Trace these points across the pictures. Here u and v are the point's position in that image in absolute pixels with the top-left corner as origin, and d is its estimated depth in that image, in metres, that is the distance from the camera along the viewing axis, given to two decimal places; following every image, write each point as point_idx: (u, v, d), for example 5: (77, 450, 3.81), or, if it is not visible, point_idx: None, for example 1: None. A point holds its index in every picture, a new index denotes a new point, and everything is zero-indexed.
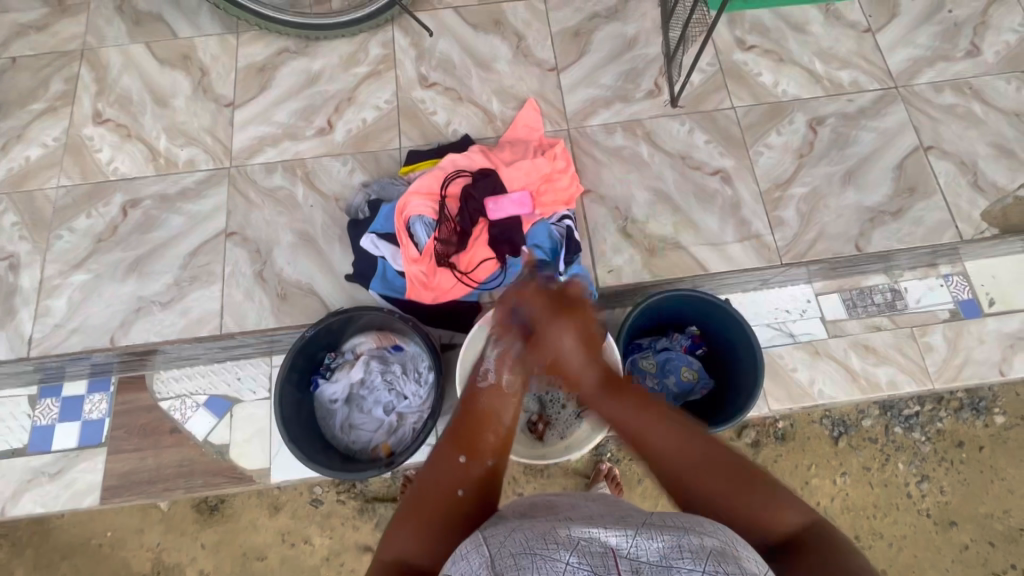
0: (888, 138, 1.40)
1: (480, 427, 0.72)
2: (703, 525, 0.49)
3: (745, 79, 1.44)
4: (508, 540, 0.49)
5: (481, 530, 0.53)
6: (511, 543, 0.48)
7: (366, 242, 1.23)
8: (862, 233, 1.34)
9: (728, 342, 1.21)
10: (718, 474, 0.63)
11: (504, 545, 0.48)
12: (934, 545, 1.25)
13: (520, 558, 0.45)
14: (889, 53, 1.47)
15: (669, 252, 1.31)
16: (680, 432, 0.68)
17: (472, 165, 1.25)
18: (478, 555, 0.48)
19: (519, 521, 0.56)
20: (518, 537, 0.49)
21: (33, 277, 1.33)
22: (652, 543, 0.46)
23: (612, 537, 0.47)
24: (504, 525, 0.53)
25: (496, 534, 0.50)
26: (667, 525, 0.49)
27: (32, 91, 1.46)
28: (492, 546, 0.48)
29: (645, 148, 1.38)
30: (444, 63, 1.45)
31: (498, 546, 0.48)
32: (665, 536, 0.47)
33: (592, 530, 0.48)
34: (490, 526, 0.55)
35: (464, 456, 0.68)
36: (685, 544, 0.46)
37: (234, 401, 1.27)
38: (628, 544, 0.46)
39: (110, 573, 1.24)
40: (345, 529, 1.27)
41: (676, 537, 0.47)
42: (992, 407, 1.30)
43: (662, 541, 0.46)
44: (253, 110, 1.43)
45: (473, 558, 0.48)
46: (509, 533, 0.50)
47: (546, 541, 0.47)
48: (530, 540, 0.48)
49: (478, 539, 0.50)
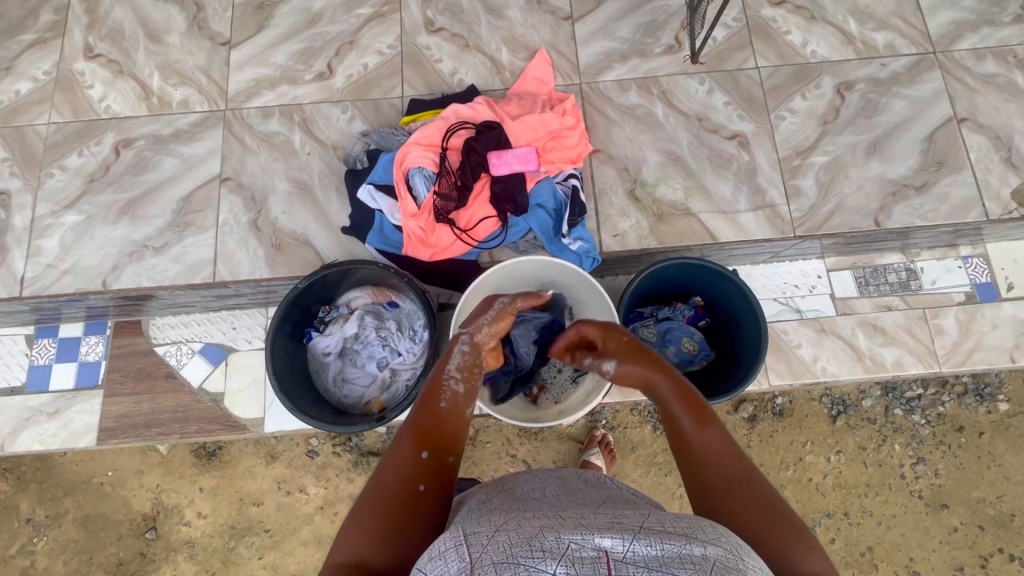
0: (921, 107, 1.32)
1: (437, 418, 0.74)
2: (705, 532, 0.48)
3: (772, 37, 1.35)
4: (491, 543, 0.47)
5: (464, 527, 0.52)
6: (494, 547, 0.46)
7: (363, 193, 1.19)
8: (883, 207, 1.27)
9: (733, 313, 1.18)
10: (752, 503, 0.62)
11: (487, 549, 0.46)
12: (923, 526, 1.25)
13: (503, 565, 0.43)
14: (930, 14, 1.37)
15: (678, 218, 1.25)
16: (734, 453, 0.68)
17: (477, 117, 1.19)
18: (458, 557, 0.46)
19: (503, 518, 0.54)
20: (502, 541, 0.47)
21: (26, 216, 1.31)
22: (648, 550, 0.44)
23: (605, 542, 0.45)
24: (489, 525, 0.51)
25: (479, 535, 0.49)
26: (668, 531, 0.47)
27: (20, 21, 1.39)
28: (473, 548, 0.46)
29: (660, 107, 1.31)
30: (452, 7, 1.36)
31: (481, 550, 0.46)
32: (664, 543, 0.45)
33: (584, 533, 0.47)
34: (474, 523, 0.53)
35: (426, 452, 0.69)
36: (686, 552, 0.44)
37: (229, 350, 1.27)
38: (621, 548, 0.44)
39: (111, 510, 1.29)
40: (340, 480, 1.29)
41: (676, 545, 0.45)
42: (998, 394, 1.28)
43: (659, 549, 0.44)
44: (250, 50, 1.36)
45: (454, 559, 0.46)
46: (492, 536, 0.48)
47: (533, 547, 0.45)
48: (514, 544, 0.46)
49: (459, 538, 0.49)
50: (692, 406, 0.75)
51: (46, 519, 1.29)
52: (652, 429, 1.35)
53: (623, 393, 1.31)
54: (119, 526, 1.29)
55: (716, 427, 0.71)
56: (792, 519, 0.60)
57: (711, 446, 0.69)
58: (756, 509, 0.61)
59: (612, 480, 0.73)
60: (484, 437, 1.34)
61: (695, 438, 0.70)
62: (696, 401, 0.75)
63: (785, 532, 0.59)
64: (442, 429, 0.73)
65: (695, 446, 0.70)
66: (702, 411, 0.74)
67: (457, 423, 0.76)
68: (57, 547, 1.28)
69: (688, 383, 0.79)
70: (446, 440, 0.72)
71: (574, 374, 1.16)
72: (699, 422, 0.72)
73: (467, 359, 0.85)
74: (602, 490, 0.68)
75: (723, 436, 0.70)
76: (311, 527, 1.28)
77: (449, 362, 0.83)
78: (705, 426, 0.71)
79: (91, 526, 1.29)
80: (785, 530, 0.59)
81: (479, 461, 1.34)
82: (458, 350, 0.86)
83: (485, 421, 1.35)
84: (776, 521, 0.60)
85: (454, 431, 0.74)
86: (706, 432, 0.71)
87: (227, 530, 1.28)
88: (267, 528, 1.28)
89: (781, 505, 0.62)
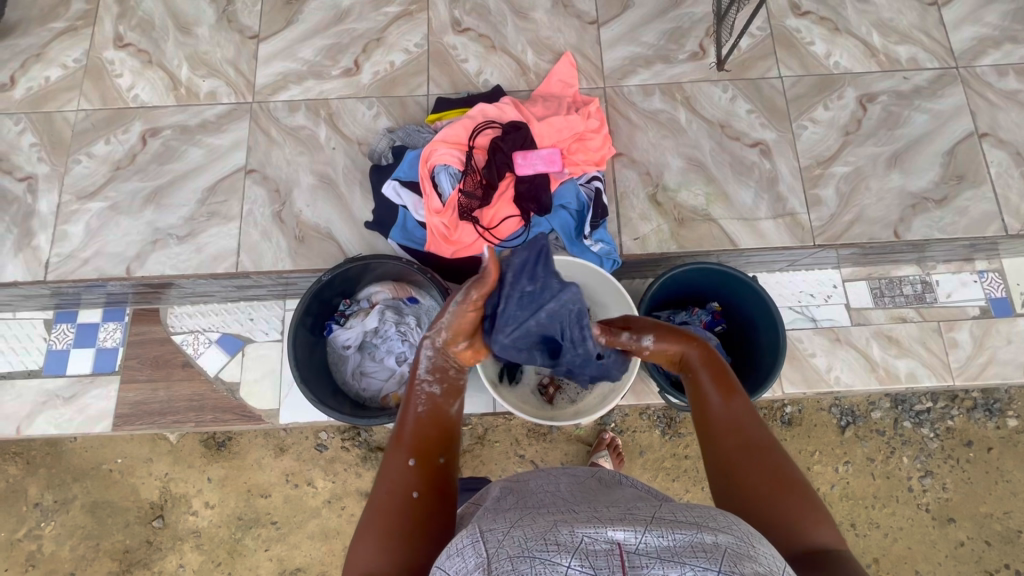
0: (942, 121, 1.33)
1: (421, 428, 0.73)
2: (716, 521, 0.48)
3: (796, 48, 1.36)
4: (507, 539, 0.47)
5: (480, 525, 0.52)
6: (509, 542, 0.46)
7: (388, 189, 1.21)
8: (903, 219, 1.27)
9: (750, 318, 1.18)
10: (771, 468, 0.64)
11: (503, 544, 0.46)
12: (929, 539, 1.25)
13: (519, 560, 0.44)
14: (954, 29, 1.38)
15: (697, 224, 1.26)
16: (755, 419, 0.70)
17: (503, 117, 1.21)
18: (474, 553, 0.46)
19: (518, 515, 0.55)
20: (518, 536, 0.47)
21: (50, 201, 1.32)
22: (661, 540, 0.45)
23: (618, 533, 0.45)
24: (504, 522, 0.52)
25: (494, 532, 0.49)
26: (679, 521, 0.48)
27: (52, 9, 1.41)
28: (489, 544, 0.47)
29: (683, 113, 1.32)
30: (480, 8, 1.38)
31: (497, 545, 0.46)
32: (676, 534, 0.45)
33: (598, 527, 0.47)
34: (490, 520, 0.54)
35: (415, 459, 0.68)
36: (697, 541, 0.45)
37: (246, 341, 1.28)
38: (634, 540, 0.44)
39: (119, 497, 1.30)
40: (348, 474, 1.30)
41: (687, 534, 0.45)
42: (1007, 410, 1.29)
43: (672, 539, 0.45)
44: (279, 44, 1.38)
45: (471, 555, 0.47)
46: (508, 531, 0.49)
47: (548, 541, 0.45)
48: (529, 539, 0.46)
49: (474, 535, 0.49)
50: (719, 377, 0.76)
51: (54, 504, 1.30)
52: (662, 434, 1.35)
53: (636, 396, 1.31)
54: (127, 514, 1.29)
55: (740, 396, 0.73)
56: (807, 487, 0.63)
57: (732, 411, 0.71)
58: (775, 476, 0.63)
59: (626, 478, 0.74)
60: (493, 435, 1.35)
61: (717, 403, 0.72)
62: (725, 373, 0.77)
63: (792, 501, 0.61)
64: (431, 431, 0.72)
65: (717, 413, 0.71)
66: (727, 382, 0.75)
67: (439, 424, 0.74)
68: (64, 532, 1.29)
69: (718, 357, 0.80)
70: (437, 441, 0.72)
71: None
72: (725, 392, 0.73)
73: (435, 364, 0.80)
74: (617, 487, 0.69)
75: (747, 404, 0.71)
76: (318, 520, 1.29)
77: (416, 370, 0.79)
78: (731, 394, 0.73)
79: (99, 512, 1.29)
80: (792, 500, 0.61)
81: (488, 459, 1.34)
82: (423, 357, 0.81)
83: (495, 420, 1.35)
84: (786, 489, 0.62)
85: (444, 429, 0.73)
86: (730, 399, 0.72)
87: (234, 520, 1.29)
88: (274, 520, 1.29)
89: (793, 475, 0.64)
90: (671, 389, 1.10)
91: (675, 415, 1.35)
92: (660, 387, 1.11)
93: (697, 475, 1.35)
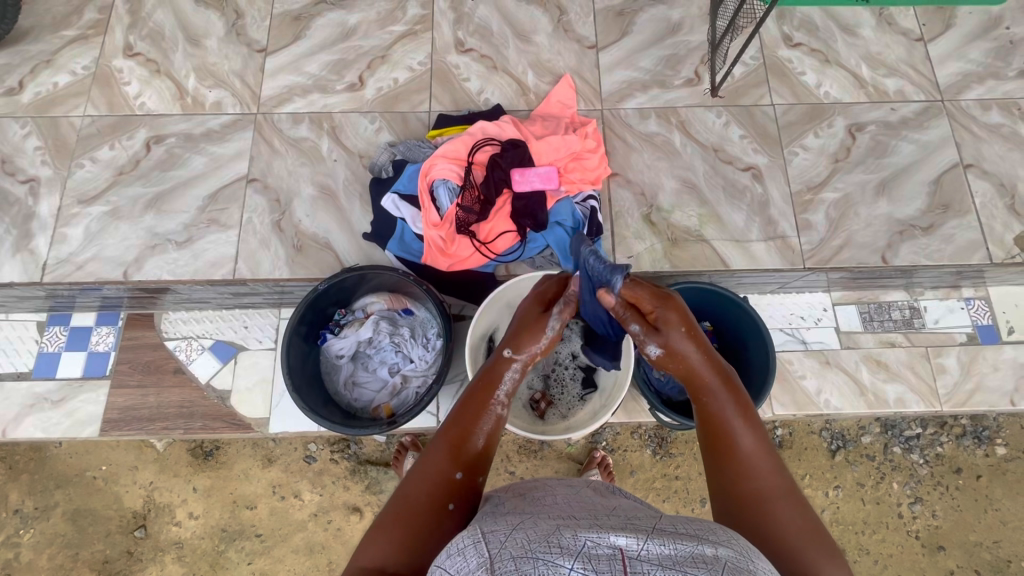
0: (928, 151, 1.37)
1: (473, 441, 0.73)
2: (716, 534, 0.49)
3: (788, 77, 1.41)
4: (510, 540, 0.47)
5: (480, 527, 0.52)
6: (513, 543, 0.47)
7: (388, 201, 1.23)
8: (890, 245, 1.30)
9: (742, 338, 1.19)
10: (792, 514, 0.65)
11: (506, 545, 0.46)
12: (918, 566, 1.25)
13: (522, 560, 0.44)
14: (939, 64, 1.43)
15: (690, 244, 1.28)
16: (774, 459, 0.70)
17: (502, 135, 1.24)
18: (476, 553, 0.46)
19: (521, 518, 0.55)
20: (520, 538, 0.48)
21: (51, 204, 1.33)
22: (662, 548, 0.45)
23: (620, 539, 0.46)
24: (506, 525, 0.52)
25: (496, 534, 0.49)
26: (680, 533, 0.48)
27: (64, 17, 1.44)
28: (492, 545, 0.47)
29: (678, 136, 1.35)
30: (482, 30, 1.42)
31: (499, 546, 0.47)
32: (678, 544, 0.46)
33: (600, 533, 0.47)
34: (490, 523, 0.54)
35: (460, 472, 0.69)
36: (698, 552, 0.45)
37: (239, 348, 1.28)
38: (636, 547, 0.45)
39: (101, 506, 1.28)
40: (336, 487, 1.29)
41: (688, 546, 0.46)
42: (995, 438, 1.30)
43: (673, 548, 0.45)
44: (286, 58, 1.41)
45: (472, 554, 0.46)
46: (510, 533, 0.49)
47: (551, 543, 0.46)
48: (532, 541, 0.47)
49: (477, 536, 0.49)
50: (736, 404, 0.75)
51: (34, 511, 1.28)
52: (652, 453, 1.35)
53: (628, 414, 1.32)
54: (109, 523, 1.27)
55: (758, 430, 0.72)
56: (823, 533, 0.63)
57: (751, 449, 0.70)
58: (797, 523, 0.64)
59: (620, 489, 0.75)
60: None
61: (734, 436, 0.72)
62: (739, 393, 0.76)
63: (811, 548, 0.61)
64: (480, 450, 0.73)
65: (738, 448, 0.71)
66: (745, 411, 0.74)
67: (490, 449, 0.75)
68: (43, 540, 1.27)
69: (733, 376, 0.78)
70: (479, 458, 0.72)
71: (582, 391, 1.17)
72: (743, 423, 0.73)
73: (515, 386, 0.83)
74: (611, 496, 0.69)
75: (764, 440, 0.71)
76: (304, 534, 1.27)
77: (500, 388, 0.81)
78: (748, 423, 0.73)
79: (80, 521, 1.27)
80: (813, 548, 0.62)
81: None
82: (506, 373, 0.83)
83: None
84: (807, 537, 0.63)
85: (488, 453, 0.74)
86: (749, 433, 0.72)
87: (219, 532, 1.27)
88: (259, 533, 1.27)
89: (809, 517, 0.65)
90: (661, 408, 1.09)
91: (665, 434, 1.35)
92: (650, 405, 1.11)
93: (687, 496, 1.35)
